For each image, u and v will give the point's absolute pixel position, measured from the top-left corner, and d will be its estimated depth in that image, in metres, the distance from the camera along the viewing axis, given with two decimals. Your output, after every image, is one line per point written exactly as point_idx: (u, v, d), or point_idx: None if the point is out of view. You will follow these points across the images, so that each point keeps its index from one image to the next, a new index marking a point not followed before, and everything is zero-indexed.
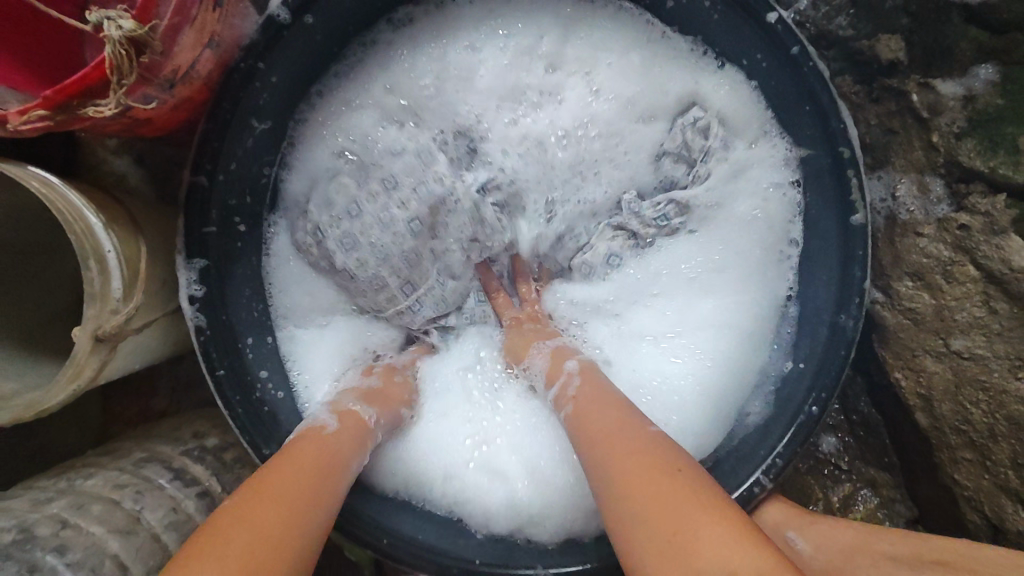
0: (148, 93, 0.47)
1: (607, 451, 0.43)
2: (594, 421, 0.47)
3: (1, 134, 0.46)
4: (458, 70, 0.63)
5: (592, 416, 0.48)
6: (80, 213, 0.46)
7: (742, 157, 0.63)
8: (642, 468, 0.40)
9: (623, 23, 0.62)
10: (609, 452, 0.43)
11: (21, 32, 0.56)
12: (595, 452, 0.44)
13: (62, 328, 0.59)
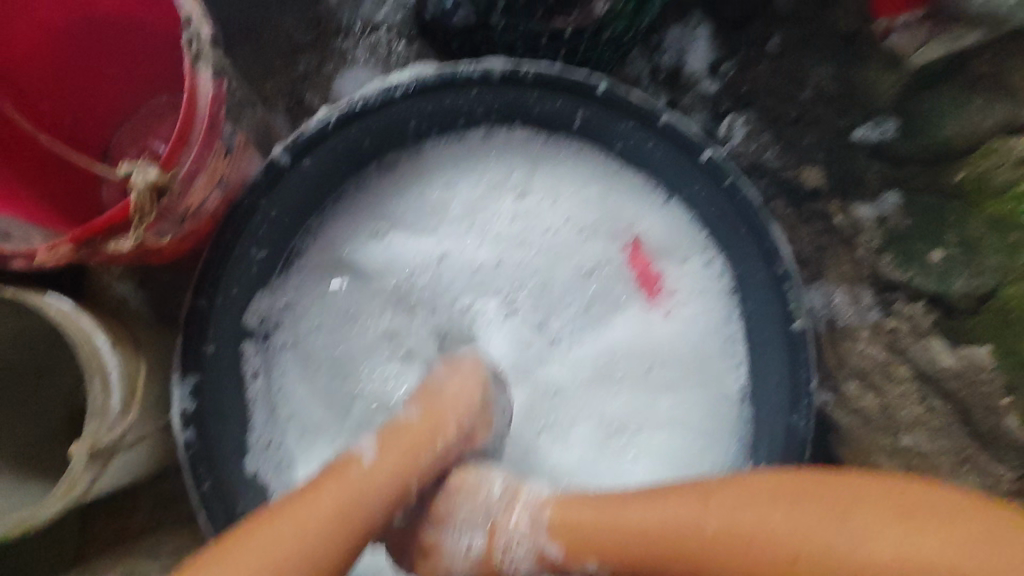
0: (162, 229, 0.53)
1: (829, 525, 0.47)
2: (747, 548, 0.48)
3: (28, 268, 0.52)
4: (435, 202, 0.72)
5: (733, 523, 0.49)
6: (91, 334, 0.51)
7: (681, 270, 0.72)
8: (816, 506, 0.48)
9: (579, 164, 0.73)
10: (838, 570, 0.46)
11: (52, 178, 0.64)
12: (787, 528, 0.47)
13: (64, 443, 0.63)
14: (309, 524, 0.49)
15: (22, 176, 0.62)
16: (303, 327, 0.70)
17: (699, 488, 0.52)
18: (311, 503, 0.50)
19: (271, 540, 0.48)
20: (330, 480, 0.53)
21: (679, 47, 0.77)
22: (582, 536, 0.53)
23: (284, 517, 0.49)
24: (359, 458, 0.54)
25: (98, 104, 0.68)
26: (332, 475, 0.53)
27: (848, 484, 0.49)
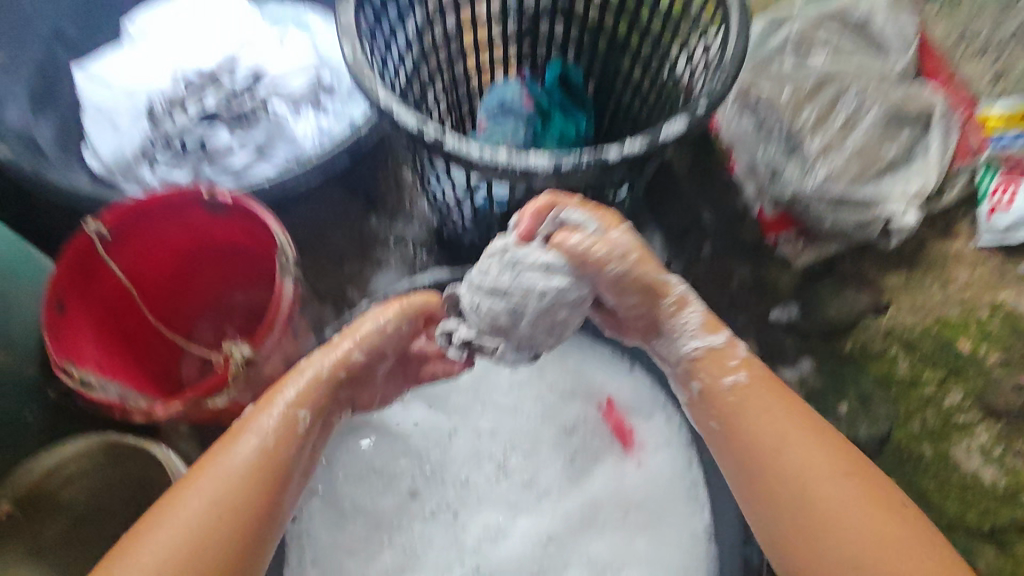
0: (243, 390, 0.71)
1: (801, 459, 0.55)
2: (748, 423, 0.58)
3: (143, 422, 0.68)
4: (447, 373, 0.91)
5: (745, 390, 0.59)
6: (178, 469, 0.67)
7: (649, 425, 0.88)
8: (817, 437, 0.57)
9: (561, 342, 0.93)
10: (782, 483, 0.55)
11: (151, 361, 0.84)
12: (791, 449, 0.56)
13: None
14: (259, 499, 0.55)
15: (133, 359, 0.81)
16: (333, 479, 0.84)
17: (763, 383, 0.59)
18: (266, 467, 0.56)
19: (233, 507, 0.54)
20: (314, 376, 0.62)
21: None
22: (734, 407, 0.59)
23: (242, 472, 0.56)
24: (358, 336, 0.65)
25: (192, 304, 0.90)
26: (306, 394, 0.61)
27: (849, 451, 0.56)
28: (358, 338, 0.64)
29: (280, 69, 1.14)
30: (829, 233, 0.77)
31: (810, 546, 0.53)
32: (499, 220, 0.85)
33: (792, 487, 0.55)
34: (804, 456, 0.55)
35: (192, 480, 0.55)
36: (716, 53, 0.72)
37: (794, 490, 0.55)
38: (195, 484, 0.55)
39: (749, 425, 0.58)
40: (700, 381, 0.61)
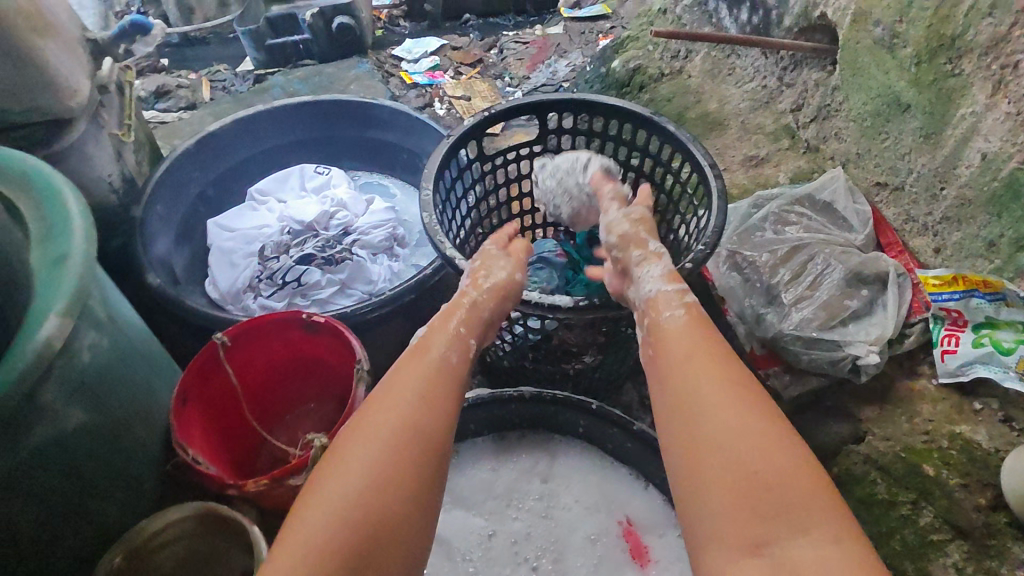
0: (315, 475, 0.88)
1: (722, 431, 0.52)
2: (691, 383, 0.57)
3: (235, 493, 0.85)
4: (483, 482, 1.04)
5: (686, 339, 0.63)
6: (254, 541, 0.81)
7: (662, 541, 0.96)
8: (748, 413, 0.53)
9: (585, 460, 1.05)
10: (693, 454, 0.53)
11: (235, 453, 1.01)
12: (718, 421, 0.53)
13: None
14: (441, 422, 0.59)
15: (223, 450, 0.99)
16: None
17: (696, 344, 0.61)
18: (442, 398, 0.61)
19: (427, 433, 0.57)
20: (440, 353, 0.67)
21: None
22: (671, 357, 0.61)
23: (425, 400, 0.59)
24: (465, 315, 0.75)
25: (273, 408, 1.09)
26: (450, 358, 0.66)
27: (782, 441, 0.51)
28: (471, 329, 0.73)
29: (364, 223, 1.44)
30: (809, 369, 0.91)
31: (694, 444, 0.53)
32: (529, 348, 1.04)
33: (688, 400, 0.56)
34: (705, 373, 0.57)
35: (390, 403, 0.58)
36: (704, 226, 0.94)
37: (690, 398, 0.56)
38: (383, 402, 0.59)
39: (684, 380, 0.58)
40: (646, 333, 0.69)
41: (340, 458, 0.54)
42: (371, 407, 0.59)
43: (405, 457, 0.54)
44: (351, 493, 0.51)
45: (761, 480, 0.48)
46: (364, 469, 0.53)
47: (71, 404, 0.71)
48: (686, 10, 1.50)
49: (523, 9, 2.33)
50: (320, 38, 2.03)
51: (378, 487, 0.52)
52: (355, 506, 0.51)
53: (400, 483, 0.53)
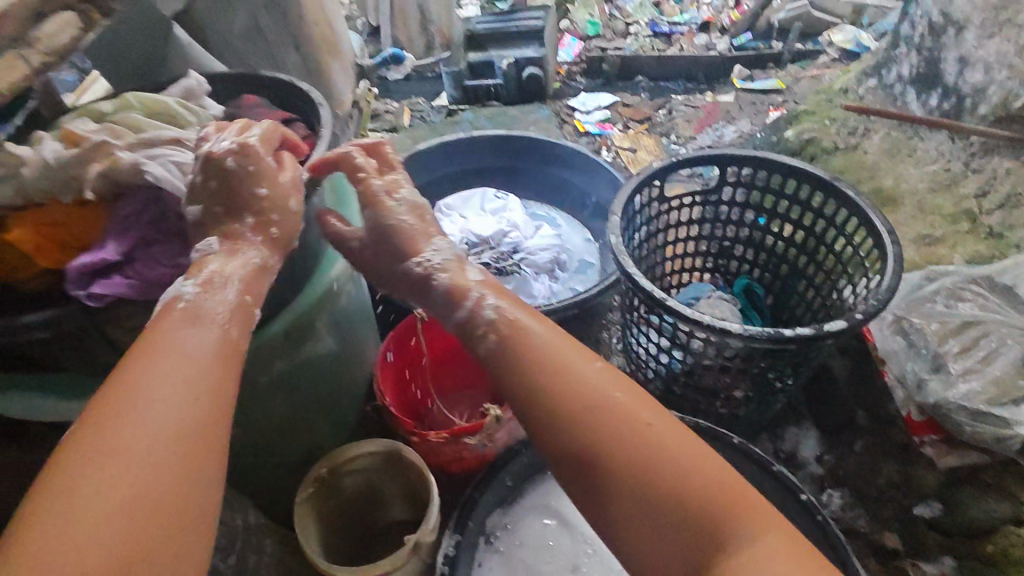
0: (478, 439, 1.02)
1: (686, 461, 0.58)
2: (612, 405, 0.61)
3: (418, 441, 1.00)
4: None
5: (601, 380, 0.63)
6: (432, 489, 0.95)
7: None
8: (675, 439, 0.60)
9: None
10: (632, 471, 0.58)
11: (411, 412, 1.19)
12: (658, 453, 0.59)
13: (366, 550, 1.08)
14: (218, 399, 0.58)
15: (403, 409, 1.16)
16: (511, 542, 1.05)
17: (567, 366, 0.64)
18: (209, 362, 0.59)
19: (194, 400, 0.56)
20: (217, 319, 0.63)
21: (795, 440, 1.18)
22: (578, 395, 0.62)
23: (188, 368, 0.57)
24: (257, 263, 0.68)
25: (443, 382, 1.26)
26: (224, 329, 0.63)
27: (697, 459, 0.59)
28: (252, 286, 0.67)
29: (531, 245, 1.61)
30: (973, 442, 0.93)
31: (639, 472, 0.58)
32: (682, 374, 1.12)
33: (609, 419, 0.61)
34: (641, 410, 0.61)
35: (154, 378, 0.55)
36: (873, 288, 0.99)
37: (607, 411, 0.61)
38: (115, 426, 0.52)
39: (608, 412, 0.61)
40: (500, 328, 0.69)
41: (117, 429, 0.52)
42: (136, 377, 0.55)
43: (183, 443, 0.53)
44: (131, 471, 0.50)
45: (671, 499, 0.57)
46: (113, 491, 0.49)
47: (330, 331, 0.88)
48: (869, 91, 1.56)
49: (694, 77, 2.48)
50: (509, 84, 2.29)
51: (150, 459, 0.51)
52: (140, 476, 0.50)
53: (163, 508, 0.50)
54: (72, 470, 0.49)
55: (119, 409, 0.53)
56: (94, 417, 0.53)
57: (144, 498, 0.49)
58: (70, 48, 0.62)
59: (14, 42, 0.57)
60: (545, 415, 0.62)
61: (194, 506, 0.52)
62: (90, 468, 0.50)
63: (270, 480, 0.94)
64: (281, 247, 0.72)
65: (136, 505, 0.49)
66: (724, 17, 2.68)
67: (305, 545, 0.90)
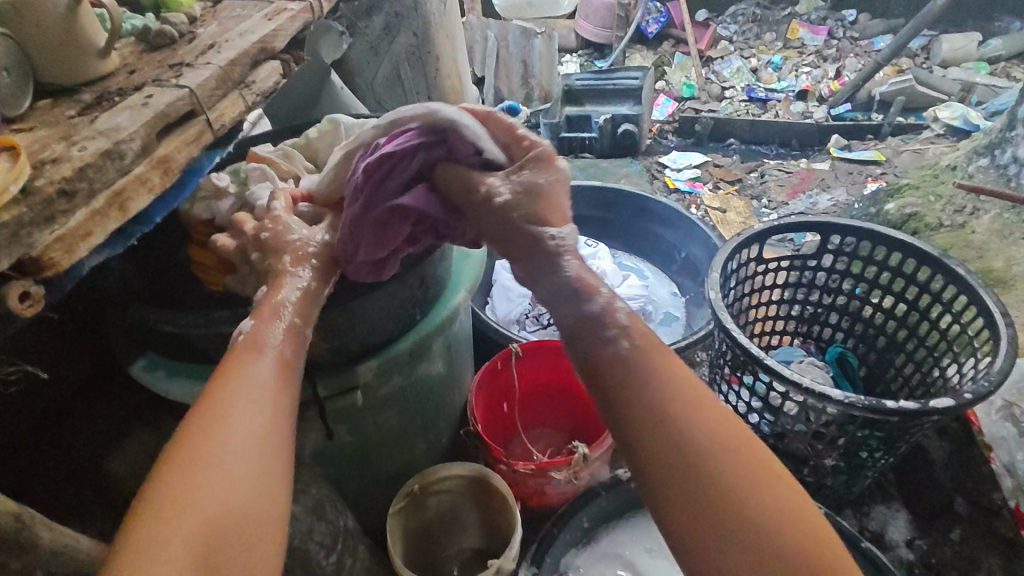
0: (562, 475, 1.04)
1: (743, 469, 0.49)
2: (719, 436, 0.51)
3: (505, 469, 1.04)
4: None
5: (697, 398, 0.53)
6: (516, 518, 0.98)
7: None
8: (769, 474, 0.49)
9: None
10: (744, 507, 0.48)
11: (496, 438, 1.24)
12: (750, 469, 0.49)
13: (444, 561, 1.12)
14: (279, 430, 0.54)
15: (490, 434, 1.22)
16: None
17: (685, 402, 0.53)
18: (275, 398, 0.56)
19: (259, 438, 0.52)
20: (277, 352, 0.60)
21: (883, 520, 1.14)
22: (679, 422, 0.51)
23: (254, 405, 0.54)
24: (307, 290, 0.66)
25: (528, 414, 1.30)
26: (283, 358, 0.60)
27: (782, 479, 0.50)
28: (304, 311, 0.64)
29: (618, 294, 1.65)
30: None
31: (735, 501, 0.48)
32: (771, 436, 1.12)
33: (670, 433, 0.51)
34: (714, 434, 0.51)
35: (217, 419, 0.51)
36: (982, 369, 0.97)
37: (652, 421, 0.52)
38: (193, 450, 0.49)
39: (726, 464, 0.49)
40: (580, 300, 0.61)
41: (191, 474, 0.48)
42: (214, 413, 0.52)
43: (258, 484, 0.50)
44: (193, 519, 0.46)
45: (763, 470, 0.49)
46: (200, 513, 0.46)
47: (442, 355, 0.94)
48: (980, 171, 1.54)
49: (787, 143, 2.49)
50: (603, 138, 2.38)
51: (209, 503, 0.47)
52: (198, 523, 0.46)
53: (247, 530, 0.48)
54: (173, 502, 0.46)
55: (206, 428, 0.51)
56: (183, 440, 0.50)
57: (225, 519, 0.47)
58: (272, 90, 0.74)
59: (237, 84, 0.69)
60: (630, 433, 0.52)
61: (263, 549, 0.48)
62: (189, 498, 0.47)
63: (367, 490, 1.00)
64: (315, 275, 0.67)
65: (225, 524, 0.47)
66: (823, 86, 2.69)
67: (393, 556, 0.95)
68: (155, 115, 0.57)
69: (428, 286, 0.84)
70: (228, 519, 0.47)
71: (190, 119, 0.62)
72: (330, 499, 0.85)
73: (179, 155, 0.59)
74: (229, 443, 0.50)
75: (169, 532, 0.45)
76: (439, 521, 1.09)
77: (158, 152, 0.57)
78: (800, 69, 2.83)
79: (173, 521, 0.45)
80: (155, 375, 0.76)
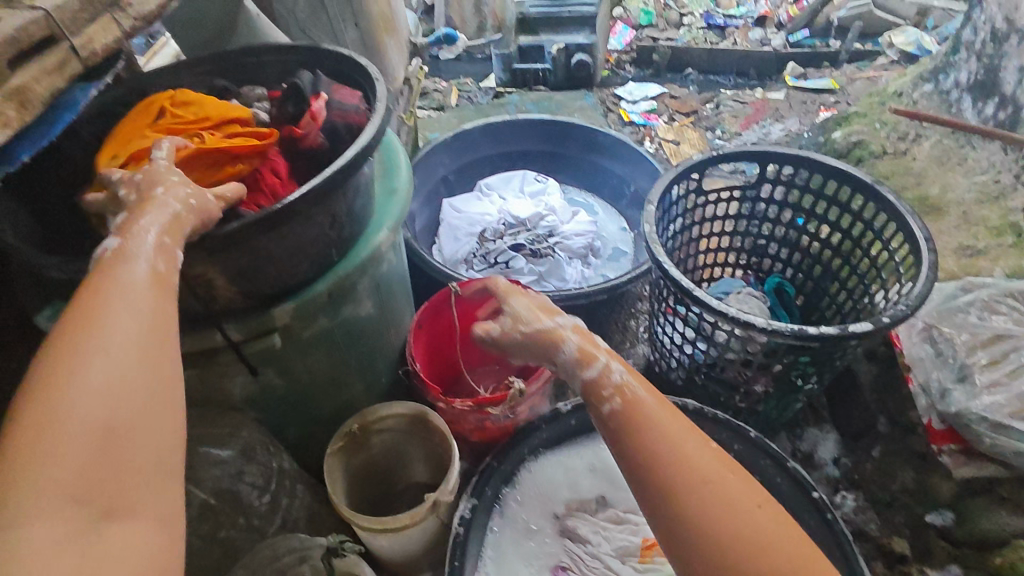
0: (502, 409, 1.06)
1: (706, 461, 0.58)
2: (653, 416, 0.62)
3: (444, 407, 1.05)
4: None
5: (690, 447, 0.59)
6: (454, 453, 0.99)
7: None
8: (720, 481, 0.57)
9: None
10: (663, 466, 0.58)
11: (439, 375, 1.24)
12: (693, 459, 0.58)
13: (388, 501, 1.15)
14: (170, 370, 0.51)
15: (433, 371, 1.22)
16: (522, 513, 1.06)
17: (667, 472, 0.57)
18: (161, 346, 0.52)
19: (159, 392, 0.49)
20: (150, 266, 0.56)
21: (814, 441, 1.20)
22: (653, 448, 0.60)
23: (112, 372, 0.47)
24: (176, 215, 0.60)
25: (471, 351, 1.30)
26: (163, 268, 0.57)
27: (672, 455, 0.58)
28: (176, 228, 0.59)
29: (567, 231, 1.64)
30: (990, 454, 0.93)
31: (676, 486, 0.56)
32: (705, 365, 1.15)
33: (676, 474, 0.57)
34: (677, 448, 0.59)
35: (96, 343, 0.48)
36: (904, 293, 1.00)
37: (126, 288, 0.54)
38: (58, 398, 0.45)
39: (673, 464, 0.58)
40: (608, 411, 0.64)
41: (43, 417, 0.44)
42: (81, 360, 0.47)
43: (101, 438, 0.45)
44: (65, 478, 0.42)
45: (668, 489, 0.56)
46: (57, 468, 0.42)
47: (371, 296, 0.93)
48: (924, 97, 1.53)
49: (745, 72, 2.44)
50: (557, 70, 2.30)
51: (62, 483, 0.42)
52: (53, 513, 0.41)
53: (89, 486, 0.43)
54: (19, 457, 0.42)
55: (81, 368, 0.46)
56: (53, 375, 0.46)
57: (66, 476, 0.43)
58: (156, 16, 0.68)
59: (109, 6, 0.63)
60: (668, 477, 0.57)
61: (130, 488, 0.45)
62: (37, 459, 0.42)
63: (305, 432, 1.01)
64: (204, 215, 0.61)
65: (61, 481, 0.42)
66: (782, 13, 2.63)
67: (331, 494, 0.96)
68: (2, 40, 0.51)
69: (344, 225, 0.81)
70: (67, 475, 0.43)
71: (52, 45, 0.57)
72: (259, 441, 0.86)
73: (39, 87, 0.54)
74: (96, 388, 0.46)
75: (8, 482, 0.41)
76: (381, 461, 1.11)
77: (12, 81, 0.52)
78: None
79: (20, 473, 0.42)
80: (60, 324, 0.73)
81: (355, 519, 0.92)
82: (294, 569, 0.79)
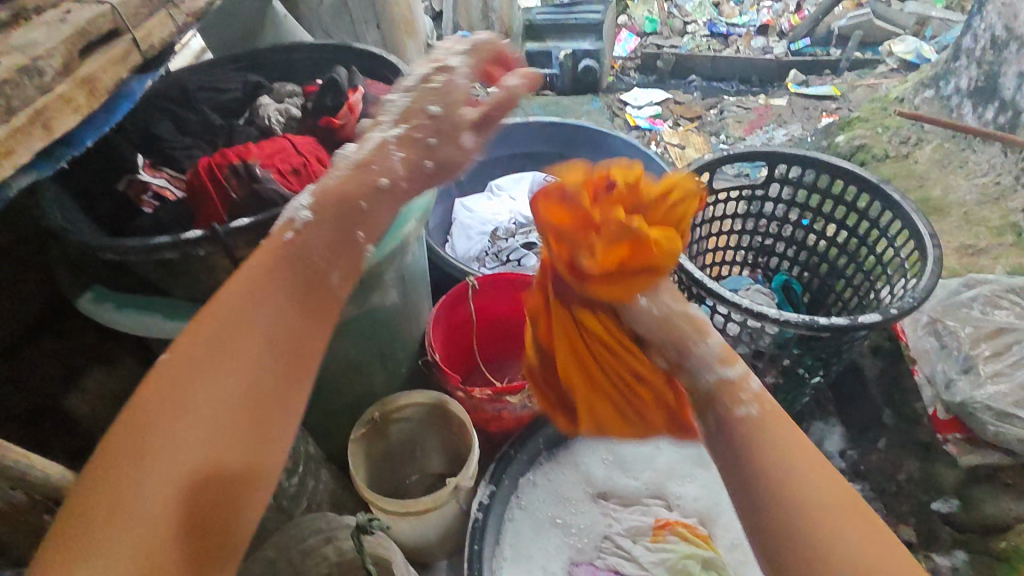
0: (519, 399, 1.09)
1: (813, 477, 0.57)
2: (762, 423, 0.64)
3: (463, 396, 1.07)
4: (640, 455, 1.15)
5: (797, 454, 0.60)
6: (473, 439, 1.02)
7: None
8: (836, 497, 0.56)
9: None
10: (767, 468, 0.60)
11: (455, 367, 1.27)
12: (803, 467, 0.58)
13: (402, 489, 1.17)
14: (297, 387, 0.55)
15: (449, 363, 1.24)
16: (537, 500, 1.09)
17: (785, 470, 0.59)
18: (297, 359, 0.55)
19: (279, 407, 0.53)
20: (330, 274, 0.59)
21: (820, 434, 1.24)
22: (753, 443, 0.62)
23: (244, 388, 0.51)
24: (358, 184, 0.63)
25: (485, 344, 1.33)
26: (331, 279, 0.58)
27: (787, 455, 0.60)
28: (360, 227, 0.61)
29: None
30: (995, 442, 0.97)
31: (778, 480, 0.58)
32: None
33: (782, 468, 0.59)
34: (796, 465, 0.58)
35: (236, 349, 0.51)
36: (910, 287, 1.03)
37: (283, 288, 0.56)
38: (187, 409, 0.49)
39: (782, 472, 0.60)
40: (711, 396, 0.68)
41: (158, 421, 0.48)
42: (210, 364, 0.50)
43: (211, 455, 0.49)
44: (168, 494, 0.47)
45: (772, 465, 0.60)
46: (163, 480, 0.47)
47: (395, 285, 0.96)
48: (925, 102, 1.58)
49: (748, 79, 2.49)
50: (564, 75, 2.35)
51: (166, 500, 0.47)
52: (157, 521, 0.46)
53: (190, 502, 0.47)
54: (132, 464, 0.47)
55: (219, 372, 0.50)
56: (180, 375, 0.50)
57: (167, 497, 0.47)
58: (205, 11, 0.72)
59: (164, 2, 0.66)
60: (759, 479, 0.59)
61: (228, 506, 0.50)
62: (148, 469, 0.46)
63: (329, 418, 1.03)
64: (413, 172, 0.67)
65: (165, 497, 0.46)
66: (784, 22, 2.68)
67: (354, 478, 0.99)
68: (75, 31, 0.55)
69: None
70: (167, 495, 0.47)
71: (115, 38, 0.60)
72: None
73: (104, 75, 0.57)
74: (224, 402, 0.50)
75: (118, 491, 0.46)
76: (397, 450, 1.13)
77: (83, 69, 0.55)
78: (761, 4, 2.82)
79: (128, 483, 0.46)
80: (102, 307, 0.76)
81: (377, 503, 0.94)
82: (321, 549, 0.81)
